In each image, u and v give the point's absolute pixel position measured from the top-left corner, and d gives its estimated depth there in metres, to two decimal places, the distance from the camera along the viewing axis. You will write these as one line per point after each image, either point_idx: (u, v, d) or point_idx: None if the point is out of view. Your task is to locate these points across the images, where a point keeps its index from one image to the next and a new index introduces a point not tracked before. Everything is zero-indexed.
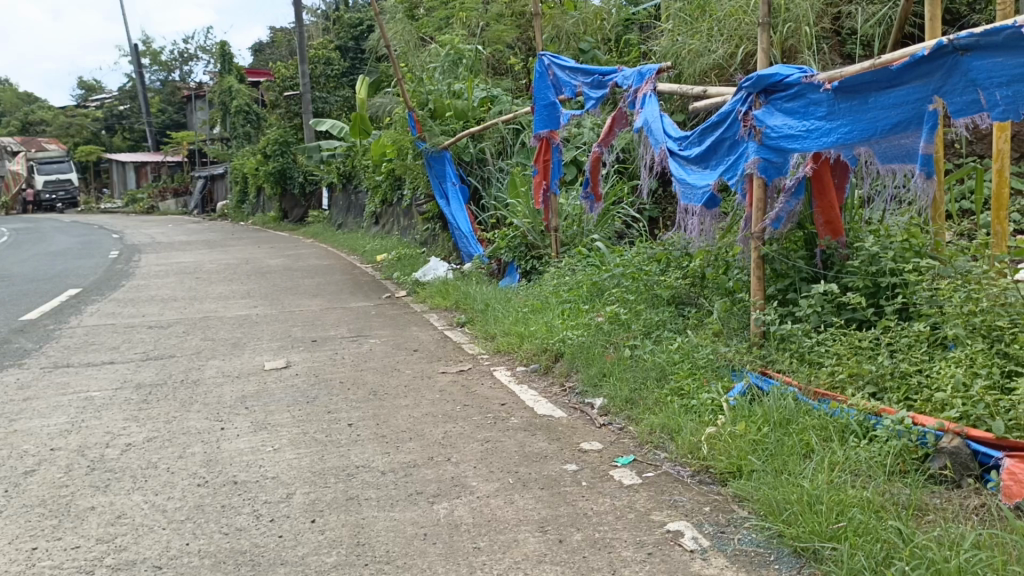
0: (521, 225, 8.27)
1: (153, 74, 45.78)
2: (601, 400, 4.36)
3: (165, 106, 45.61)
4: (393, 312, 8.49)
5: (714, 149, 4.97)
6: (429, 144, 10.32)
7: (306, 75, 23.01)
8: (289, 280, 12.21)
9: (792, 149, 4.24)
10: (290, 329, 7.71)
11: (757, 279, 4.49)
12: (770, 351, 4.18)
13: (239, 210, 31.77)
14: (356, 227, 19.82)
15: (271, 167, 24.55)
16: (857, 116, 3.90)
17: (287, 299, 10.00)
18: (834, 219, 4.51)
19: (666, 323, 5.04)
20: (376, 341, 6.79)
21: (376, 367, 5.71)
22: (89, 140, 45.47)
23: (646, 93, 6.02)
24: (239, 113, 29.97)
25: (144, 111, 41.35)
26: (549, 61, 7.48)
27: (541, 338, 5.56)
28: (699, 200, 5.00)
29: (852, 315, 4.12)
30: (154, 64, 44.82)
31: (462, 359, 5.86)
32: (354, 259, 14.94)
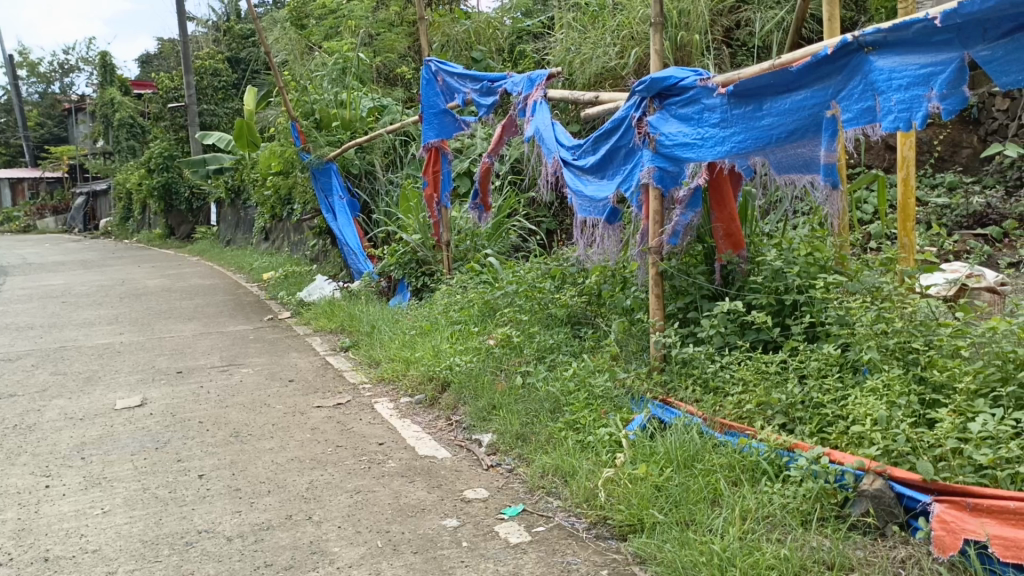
0: (412, 240, 7.77)
1: (29, 84, 43.03)
2: (489, 436, 3.92)
3: (43, 119, 43.03)
4: (274, 336, 7.83)
5: (610, 158, 4.63)
6: (314, 156, 9.71)
7: (191, 86, 21.90)
8: (165, 302, 11.32)
9: (687, 159, 3.94)
10: (155, 359, 6.97)
11: (656, 297, 4.15)
12: (671, 377, 3.85)
13: (122, 228, 30.05)
14: (246, 244, 18.86)
15: (155, 182, 23.24)
16: (753, 123, 3.61)
17: (158, 324, 9.17)
18: (733, 231, 4.24)
19: (561, 345, 4.62)
20: (249, 371, 6.15)
21: (242, 403, 5.10)
22: None
23: (538, 100, 5.66)
24: (121, 125, 28.37)
25: (19, 123, 38.79)
26: (437, 67, 7.04)
27: (427, 364, 5.04)
28: (597, 213, 4.65)
29: (757, 336, 3.82)
30: (30, 73, 42.19)
31: (341, 390, 5.30)
32: (240, 278, 14.09)
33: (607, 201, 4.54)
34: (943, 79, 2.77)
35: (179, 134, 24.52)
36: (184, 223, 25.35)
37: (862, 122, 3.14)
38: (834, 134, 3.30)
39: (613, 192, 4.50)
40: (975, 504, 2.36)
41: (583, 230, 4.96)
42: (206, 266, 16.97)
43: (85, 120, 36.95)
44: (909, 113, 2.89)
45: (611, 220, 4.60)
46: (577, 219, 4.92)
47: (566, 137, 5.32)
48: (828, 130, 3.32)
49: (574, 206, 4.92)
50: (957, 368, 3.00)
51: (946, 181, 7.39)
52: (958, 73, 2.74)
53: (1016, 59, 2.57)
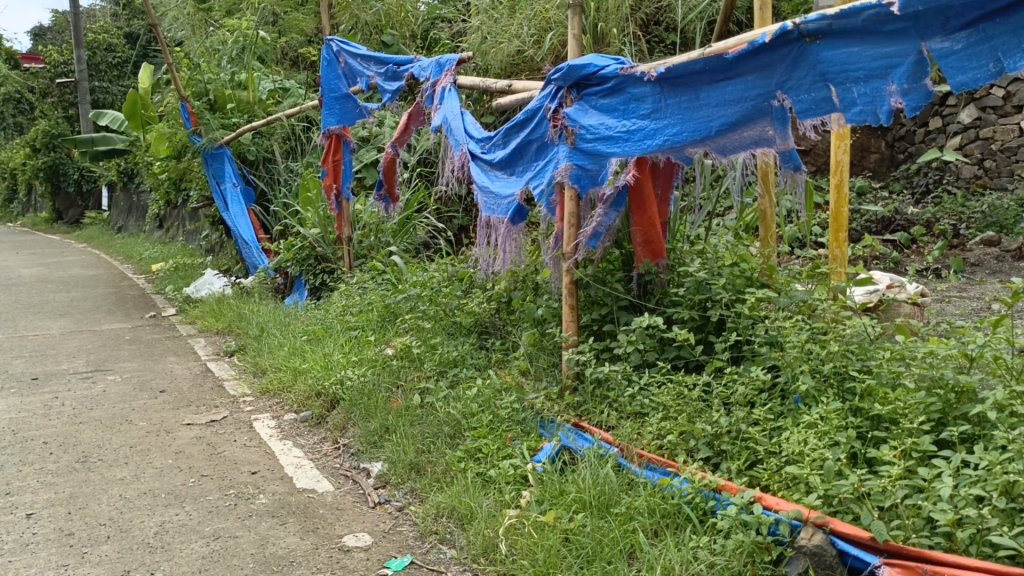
0: (310, 234, 7.16)
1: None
2: (379, 465, 3.43)
3: None
4: (152, 337, 7.10)
5: (521, 153, 4.21)
6: (204, 139, 8.92)
7: (83, 62, 20.45)
8: (38, 294, 10.33)
9: (611, 154, 3.54)
10: (9, 361, 6.18)
11: (570, 309, 3.73)
12: (585, 399, 3.44)
13: (7, 210, 28.02)
14: (139, 230, 17.68)
15: (41, 163, 21.66)
16: (687, 114, 3.22)
17: (23, 320, 8.27)
18: (655, 237, 3.82)
19: (465, 358, 4.15)
20: (116, 379, 5.46)
21: (100, 419, 4.45)
22: None
23: (446, 86, 5.19)
24: (8, 101, 26.29)
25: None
26: (338, 47, 6.46)
27: (315, 376, 4.51)
28: (502, 212, 4.20)
29: (679, 354, 3.45)
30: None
31: (218, 405, 4.70)
32: (128, 268, 13.10)
33: (515, 198, 4.11)
34: (902, 72, 2.48)
35: (69, 112, 22.90)
36: (72, 207, 23.75)
37: (816, 114, 2.83)
38: (786, 124, 2.94)
39: (522, 189, 4.08)
40: (933, 571, 2.06)
41: (486, 231, 4.49)
42: (92, 255, 15.79)
43: None
44: (873, 106, 2.61)
45: (519, 220, 4.17)
46: (479, 218, 4.46)
47: (475, 129, 4.86)
48: (780, 120, 2.96)
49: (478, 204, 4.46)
50: (900, 401, 2.69)
51: (859, 186, 7.26)
52: (917, 66, 2.45)
53: (977, 54, 2.29)
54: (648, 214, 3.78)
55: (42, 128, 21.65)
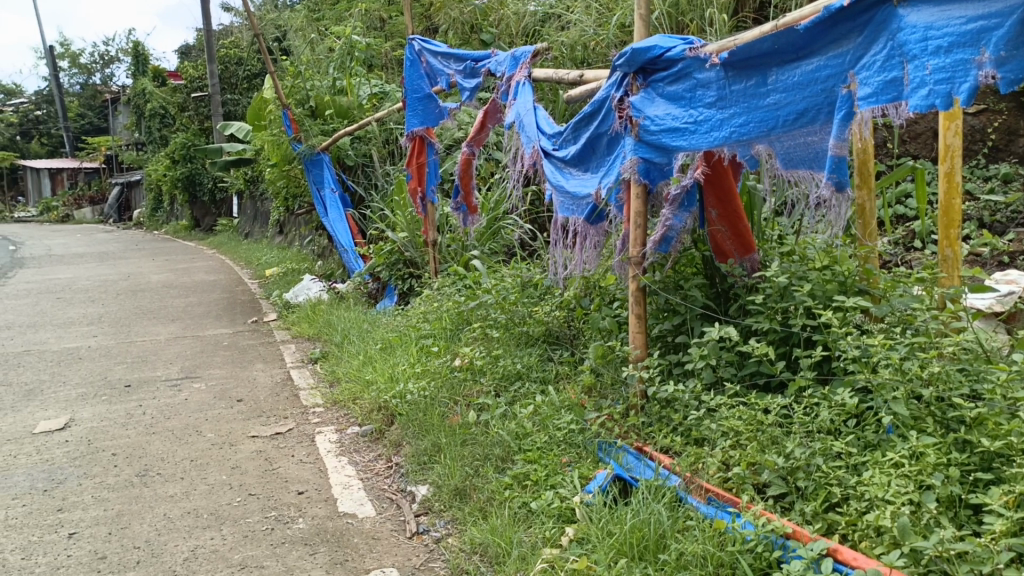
0: (398, 239, 7.12)
1: (74, 77, 42.29)
2: (425, 489, 3.21)
3: (86, 111, 41.93)
4: (248, 343, 7.18)
5: (594, 148, 3.85)
6: (305, 145, 9.09)
7: (215, 75, 21.38)
8: (158, 299, 10.76)
9: (677, 147, 3.19)
10: (111, 368, 6.34)
11: (636, 318, 3.36)
12: (649, 420, 3.10)
13: (152, 219, 29.80)
14: (263, 236, 18.29)
15: (178, 173, 22.86)
16: (754, 101, 2.86)
17: (137, 325, 8.59)
18: (745, 234, 3.46)
19: (529, 371, 3.86)
20: (200, 387, 5.47)
21: (172, 430, 4.42)
22: (5, 148, 43.11)
23: (520, 80, 4.90)
24: (153, 116, 27.84)
25: (63, 115, 38.80)
26: (420, 46, 6.31)
27: (379, 388, 4.33)
28: (582, 212, 3.87)
29: (757, 370, 3.03)
30: (71, 65, 41.84)
31: (288, 416, 4.60)
32: (247, 273, 13.52)
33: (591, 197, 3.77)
34: (1000, 36, 2.00)
35: (203, 125, 24.05)
36: (207, 215, 24.96)
37: (881, 102, 2.36)
38: (848, 117, 2.51)
39: (596, 187, 3.72)
40: None
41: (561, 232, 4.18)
42: (218, 261, 16.45)
43: (122, 112, 36.76)
44: (951, 84, 2.12)
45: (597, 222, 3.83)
46: (555, 219, 4.14)
47: (547, 125, 4.54)
48: (842, 110, 2.52)
49: (553, 203, 4.14)
50: (1016, 434, 2.24)
51: None
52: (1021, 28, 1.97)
53: None
54: (736, 210, 3.42)
55: (179, 141, 22.83)
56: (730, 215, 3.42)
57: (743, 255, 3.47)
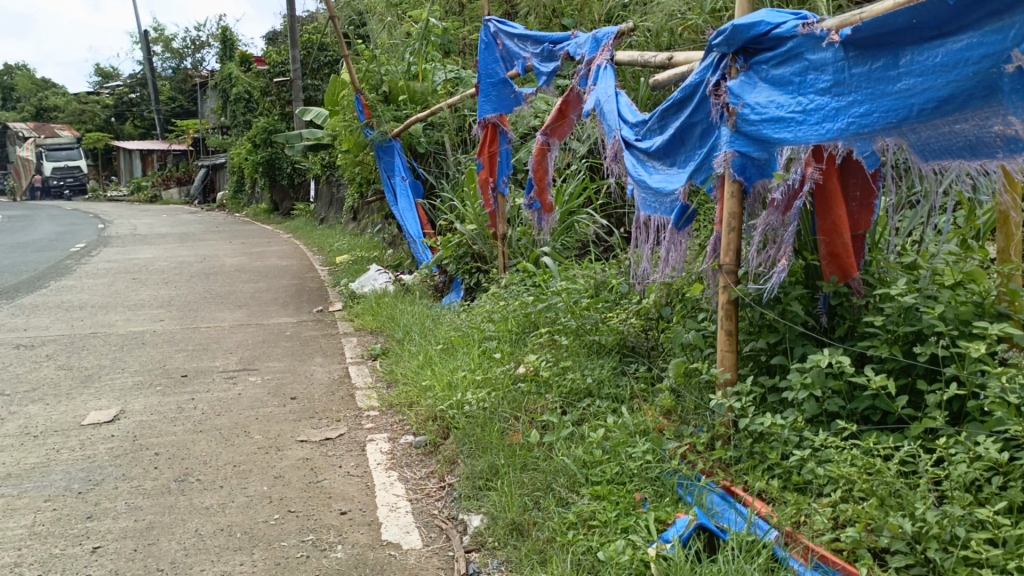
0: (466, 231, 6.80)
1: (166, 62, 43.42)
2: (479, 519, 2.88)
3: (177, 94, 43.00)
4: (310, 334, 6.99)
5: (682, 139, 3.41)
6: (376, 131, 8.88)
7: (298, 61, 21.49)
8: (229, 284, 10.74)
9: (780, 139, 2.74)
10: (171, 356, 6.22)
11: (727, 334, 2.95)
12: (739, 455, 2.69)
13: (234, 201, 30.32)
14: (337, 222, 18.27)
15: (259, 157, 23.12)
16: (881, 86, 2.40)
17: (204, 311, 8.52)
18: (846, 253, 2.90)
19: (600, 387, 3.48)
20: (255, 381, 5.26)
21: (220, 429, 4.20)
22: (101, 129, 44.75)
23: (602, 64, 4.49)
24: (238, 101, 28.24)
25: (155, 98, 39.85)
26: (496, 28, 5.98)
27: (435, 395, 4.02)
28: (666, 211, 3.45)
29: (871, 403, 2.60)
30: (165, 49, 42.97)
31: (341, 419, 4.32)
32: (318, 259, 13.46)
33: (678, 196, 3.33)
34: None
35: (284, 110, 24.23)
36: (285, 200, 25.18)
37: None
38: None
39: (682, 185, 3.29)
40: None
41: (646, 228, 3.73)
42: (292, 246, 16.45)
43: (209, 96, 37.55)
44: None
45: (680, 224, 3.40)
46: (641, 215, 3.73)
47: (630, 112, 4.11)
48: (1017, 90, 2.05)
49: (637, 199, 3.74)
50: None
51: None
52: None
53: None
54: (834, 223, 2.86)
55: (260, 126, 23.06)
56: (827, 227, 2.88)
57: (837, 276, 2.93)
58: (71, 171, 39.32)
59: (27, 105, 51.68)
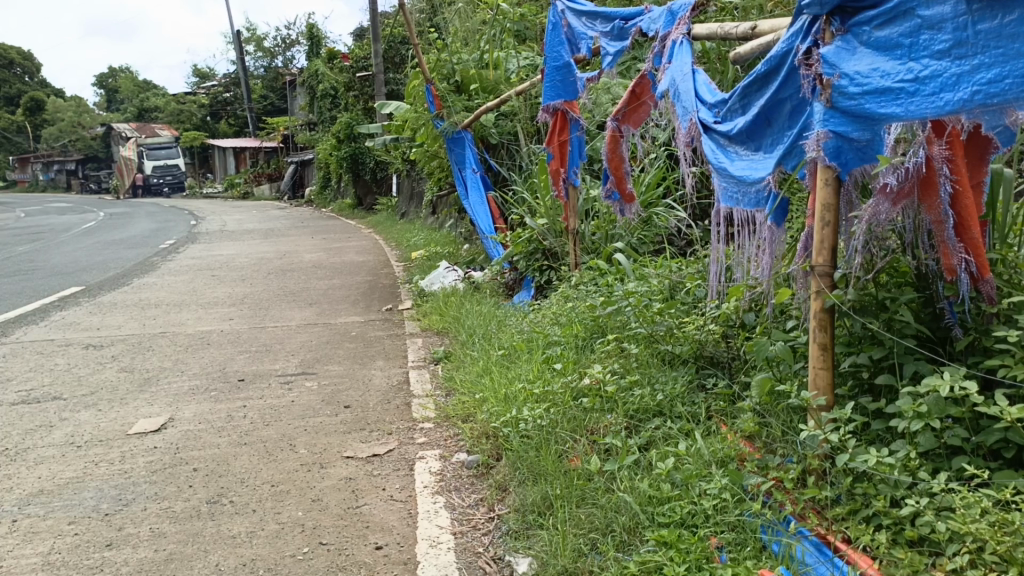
0: (536, 226, 6.41)
1: (257, 61, 44.32)
2: (527, 561, 2.50)
3: (268, 93, 43.95)
4: (376, 334, 6.74)
5: (769, 119, 2.91)
6: (446, 123, 8.57)
7: (380, 55, 21.48)
8: (304, 280, 10.65)
9: (887, 115, 2.27)
10: (233, 357, 6.06)
11: (821, 350, 2.46)
12: (836, 498, 2.22)
13: (321, 196, 30.69)
14: (417, 217, 18.13)
15: (343, 152, 23.26)
16: (1016, 45, 1.97)
17: (275, 309, 8.41)
18: (978, 251, 2.36)
19: (671, 404, 3.06)
20: (311, 387, 5.00)
21: (265, 442, 3.94)
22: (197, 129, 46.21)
23: (678, 39, 4.01)
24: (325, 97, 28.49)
25: (247, 96, 40.80)
26: (564, 8, 5.61)
27: (491, 409, 3.66)
28: (749, 204, 2.95)
29: (1005, 437, 2.09)
30: (257, 49, 43.98)
31: (392, 432, 4.00)
32: (396, 254, 13.30)
33: (765, 185, 2.83)
34: None
35: (367, 104, 24.23)
36: (369, 194, 25.18)
37: None
38: None
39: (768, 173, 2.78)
40: None
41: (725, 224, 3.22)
42: (372, 241, 16.33)
43: (297, 93, 38.11)
44: None
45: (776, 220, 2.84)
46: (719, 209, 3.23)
47: (708, 92, 3.62)
48: None
49: (716, 189, 3.24)
50: None
51: None
52: None
53: None
54: (962, 216, 2.33)
55: (344, 121, 23.11)
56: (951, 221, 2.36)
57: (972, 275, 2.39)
58: (169, 169, 40.80)
59: (130, 107, 53.88)
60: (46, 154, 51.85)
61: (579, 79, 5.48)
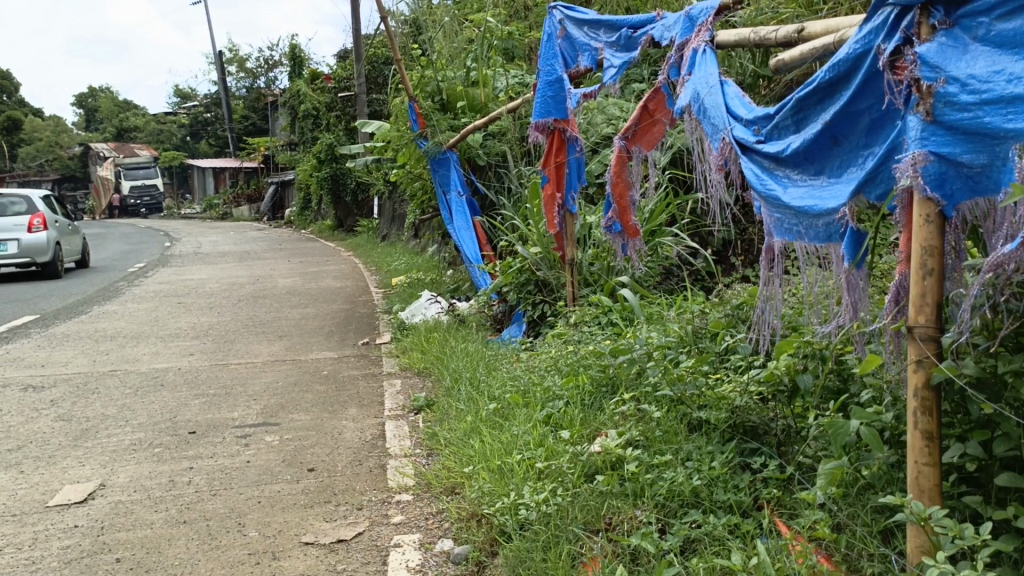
0: (527, 255, 5.81)
1: (239, 81, 43.58)
2: None
3: (249, 113, 43.24)
4: (349, 373, 6.08)
5: (835, 137, 2.33)
6: (429, 142, 7.95)
7: (364, 75, 20.87)
8: (276, 309, 9.97)
9: (1015, 131, 1.69)
10: (187, 402, 5.37)
11: (923, 444, 1.85)
12: None
13: (301, 218, 29.99)
14: (399, 240, 17.48)
15: (323, 173, 22.61)
16: None
17: (242, 342, 7.73)
18: None
19: (711, 491, 2.50)
20: (272, 443, 4.32)
21: (209, 520, 3.28)
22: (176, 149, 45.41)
23: (699, 47, 3.39)
24: (307, 118, 27.75)
25: (228, 117, 40.10)
26: (562, 16, 5.02)
27: (482, 485, 3.03)
28: (817, 239, 2.37)
29: None
30: (239, 69, 43.28)
31: (362, 507, 3.35)
32: (376, 280, 12.64)
33: (837, 219, 2.26)
34: None
35: (349, 124, 23.62)
36: (349, 216, 24.44)
37: None
38: None
39: (848, 204, 2.20)
40: None
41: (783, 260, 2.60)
42: (352, 265, 15.65)
43: (279, 114, 37.47)
44: None
45: (855, 260, 2.24)
46: (766, 242, 2.63)
47: (743, 106, 2.96)
48: None
49: (763, 220, 2.65)
50: None
51: None
52: None
53: None
54: None
55: (325, 142, 22.47)
56: None
57: None
58: (148, 189, 40.02)
59: (108, 128, 53.08)
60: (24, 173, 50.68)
61: (572, 95, 4.84)
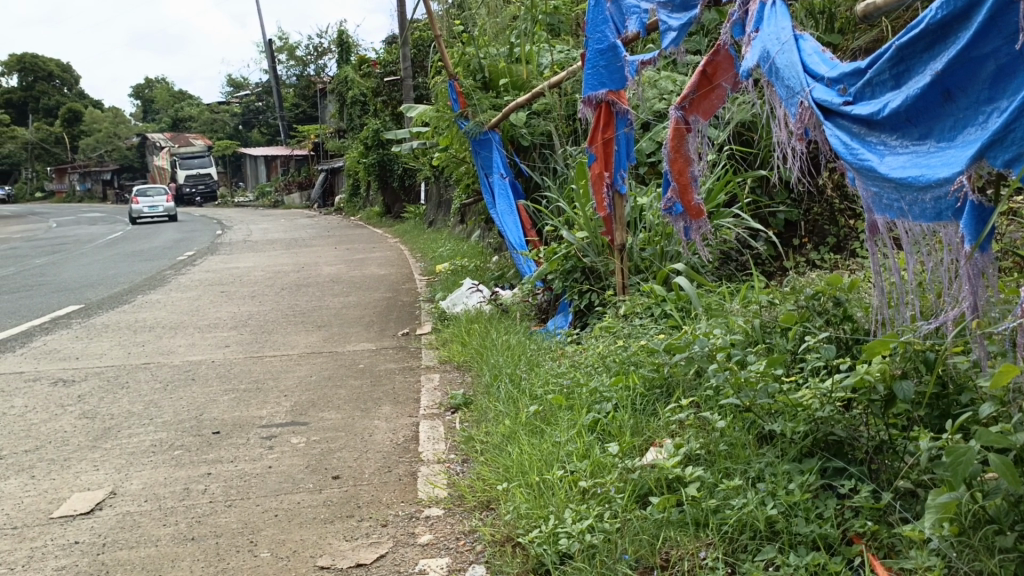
0: (573, 239, 5.40)
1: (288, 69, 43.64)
2: None
3: (299, 101, 43.38)
4: (386, 367, 5.76)
5: (949, 93, 1.90)
6: (471, 122, 7.55)
7: (410, 59, 20.57)
8: (318, 297, 9.70)
9: None
10: (214, 399, 5.08)
11: None
12: None
13: (349, 205, 29.94)
14: (445, 225, 17.18)
15: (370, 159, 22.41)
16: None
17: (279, 332, 7.47)
18: None
19: (789, 523, 2.10)
20: (297, 446, 4.00)
21: (220, 537, 2.96)
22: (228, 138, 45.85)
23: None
24: (354, 104, 27.58)
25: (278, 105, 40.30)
26: None
27: (518, 503, 2.65)
28: (925, 217, 1.94)
29: None
30: (288, 57, 43.41)
31: (387, 524, 3.00)
32: (421, 267, 12.33)
33: (951, 191, 1.83)
34: None
35: (395, 110, 23.37)
36: (397, 203, 24.26)
37: None
38: None
39: (967, 170, 1.75)
40: None
41: (889, 239, 2.19)
42: (398, 252, 15.40)
43: (328, 102, 37.46)
44: None
45: (978, 242, 1.79)
46: (868, 220, 2.21)
47: (824, 62, 2.52)
48: None
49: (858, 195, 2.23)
50: None
51: None
52: None
53: None
54: None
55: (371, 128, 22.27)
56: None
57: None
58: (201, 178, 40.45)
59: (163, 119, 53.88)
60: (83, 164, 51.71)
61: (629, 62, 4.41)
